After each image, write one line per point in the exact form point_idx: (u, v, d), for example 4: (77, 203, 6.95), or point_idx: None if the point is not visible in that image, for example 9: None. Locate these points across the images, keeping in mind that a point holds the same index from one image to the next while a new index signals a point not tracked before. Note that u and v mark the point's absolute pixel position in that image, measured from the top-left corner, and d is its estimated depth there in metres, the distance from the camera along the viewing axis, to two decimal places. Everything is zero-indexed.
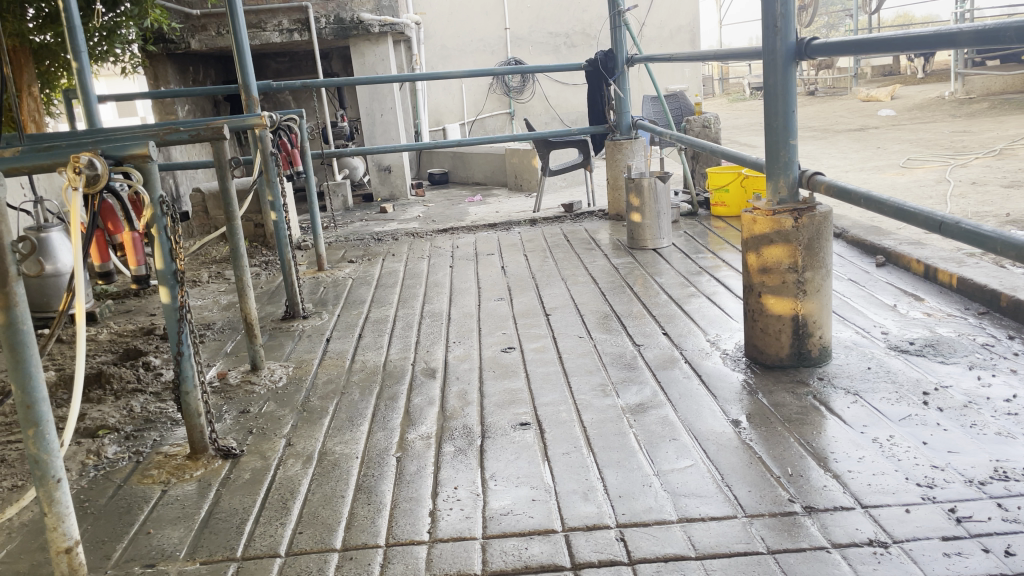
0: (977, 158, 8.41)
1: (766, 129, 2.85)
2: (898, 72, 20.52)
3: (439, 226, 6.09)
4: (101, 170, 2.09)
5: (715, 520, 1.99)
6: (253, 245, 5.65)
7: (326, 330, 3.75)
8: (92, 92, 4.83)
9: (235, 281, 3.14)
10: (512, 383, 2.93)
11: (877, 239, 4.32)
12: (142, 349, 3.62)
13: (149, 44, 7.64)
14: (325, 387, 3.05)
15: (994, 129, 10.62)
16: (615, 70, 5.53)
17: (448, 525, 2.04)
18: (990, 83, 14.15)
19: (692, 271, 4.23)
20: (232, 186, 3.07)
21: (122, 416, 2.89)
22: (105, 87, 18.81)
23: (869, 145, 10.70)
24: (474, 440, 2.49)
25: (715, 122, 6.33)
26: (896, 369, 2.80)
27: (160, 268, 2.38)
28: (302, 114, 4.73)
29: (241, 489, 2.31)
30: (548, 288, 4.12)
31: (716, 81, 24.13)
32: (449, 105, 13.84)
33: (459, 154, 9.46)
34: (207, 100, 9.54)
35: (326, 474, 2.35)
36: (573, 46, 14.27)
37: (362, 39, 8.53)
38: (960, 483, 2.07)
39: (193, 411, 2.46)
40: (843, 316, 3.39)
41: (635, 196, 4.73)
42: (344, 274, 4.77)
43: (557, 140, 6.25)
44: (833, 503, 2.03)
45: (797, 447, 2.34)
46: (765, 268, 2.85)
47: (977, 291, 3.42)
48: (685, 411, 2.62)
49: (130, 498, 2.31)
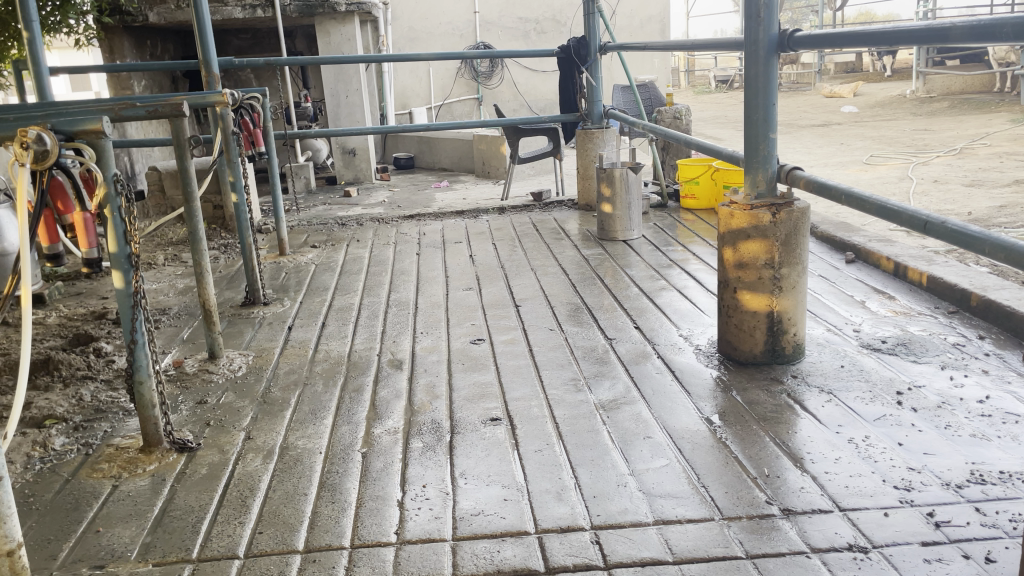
0: (939, 156, 8.51)
1: (746, 121, 2.80)
2: (861, 69, 20.78)
3: (405, 212, 5.97)
4: (51, 145, 2.00)
5: (692, 523, 1.94)
6: (212, 227, 5.48)
7: (287, 318, 3.62)
8: (44, 63, 4.63)
9: (194, 267, 3.00)
10: (482, 376, 2.85)
11: (846, 236, 4.32)
12: (93, 334, 3.45)
13: (105, 15, 7.36)
14: (287, 377, 2.94)
15: (954, 128, 10.79)
16: (587, 57, 5.44)
17: (417, 526, 1.95)
18: (950, 82, 14.35)
19: (662, 264, 4.19)
20: (191, 166, 2.92)
21: (71, 405, 2.74)
22: (59, 59, 18.22)
23: (833, 141, 10.80)
24: (443, 436, 2.41)
25: (686, 114, 6.30)
26: (868, 368, 2.78)
27: (113, 251, 2.25)
28: (265, 92, 4.57)
29: (197, 485, 2.20)
30: (517, 278, 4.05)
31: (681, 73, 24.22)
32: (416, 88, 13.68)
33: (426, 139, 9.32)
34: (165, 76, 9.26)
35: (288, 470, 2.26)
36: (543, 33, 14.15)
37: (328, 18, 8.33)
38: (938, 486, 2.04)
39: (147, 401, 2.35)
40: (815, 312, 3.37)
41: (606, 186, 4.67)
42: (306, 259, 4.64)
43: (527, 128, 6.15)
44: (810, 505, 1.99)
45: (772, 446, 2.30)
46: (742, 263, 2.81)
47: (947, 290, 3.42)
48: (658, 408, 2.57)
49: (79, 494, 2.18)
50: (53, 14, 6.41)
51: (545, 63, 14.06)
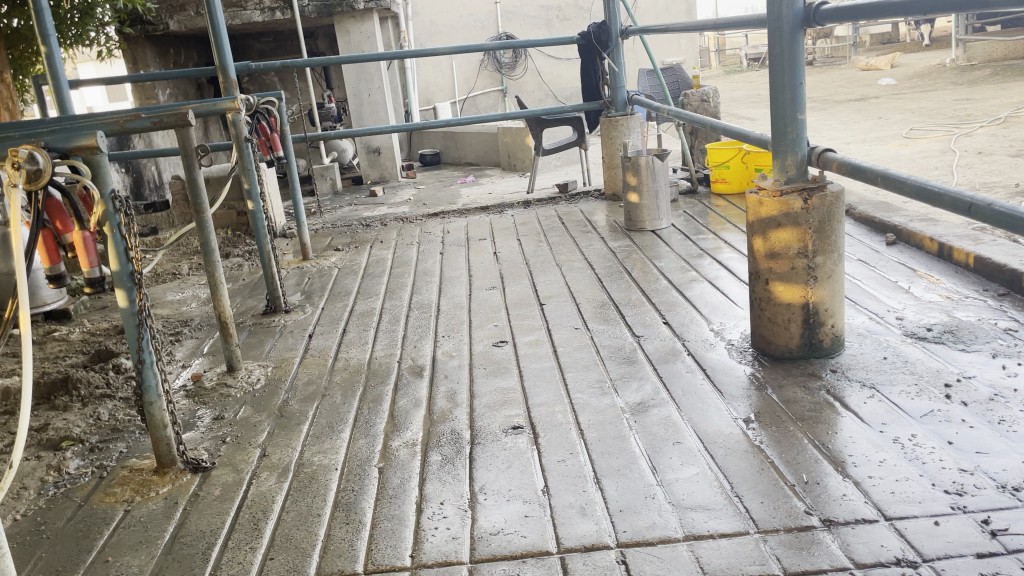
0: (982, 127, 8.17)
1: (772, 103, 2.65)
2: (898, 40, 20.19)
3: (430, 209, 5.88)
4: (44, 164, 1.94)
5: (725, 538, 1.82)
6: (236, 233, 5.48)
7: (309, 326, 3.55)
8: (63, 77, 4.59)
9: (207, 279, 2.94)
10: (503, 381, 2.74)
11: (886, 216, 4.13)
12: (114, 349, 3.42)
13: (125, 25, 7.40)
14: (306, 388, 2.87)
15: (997, 97, 10.38)
16: (609, 43, 5.28)
17: (433, 548, 1.86)
18: (991, 49, 13.81)
19: (692, 254, 4.04)
20: (201, 176, 2.84)
21: (88, 425, 2.70)
22: (93, 70, 18.57)
23: (871, 116, 10.46)
24: (463, 447, 2.31)
25: (714, 96, 6.11)
26: (914, 359, 2.62)
27: (114, 269, 2.19)
28: (282, 95, 4.49)
29: (210, 508, 2.13)
30: (542, 275, 3.93)
31: (711, 53, 23.79)
32: (439, 83, 13.62)
33: (450, 134, 9.23)
34: (189, 83, 9.32)
35: (302, 489, 2.18)
36: (565, 20, 13.94)
37: (347, 16, 8.26)
38: (993, 489, 1.89)
39: (158, 422, 2.29)
40: (854, 300, 3.21)
41: (632, 174, 4.53)
42: (330, 263, 4.58)
43: (550, 118, 6.01)
44: (853, 515, 1.85)
45: (811, 449, 2.16)
46: (773, 252, 2.66)
47: (996, 271, 3.23)
48: (689, 410, 2.44)
49: (89, 520, 2.13)
50: (73, 27, 6.44)
51: (569, 50, 13.89)
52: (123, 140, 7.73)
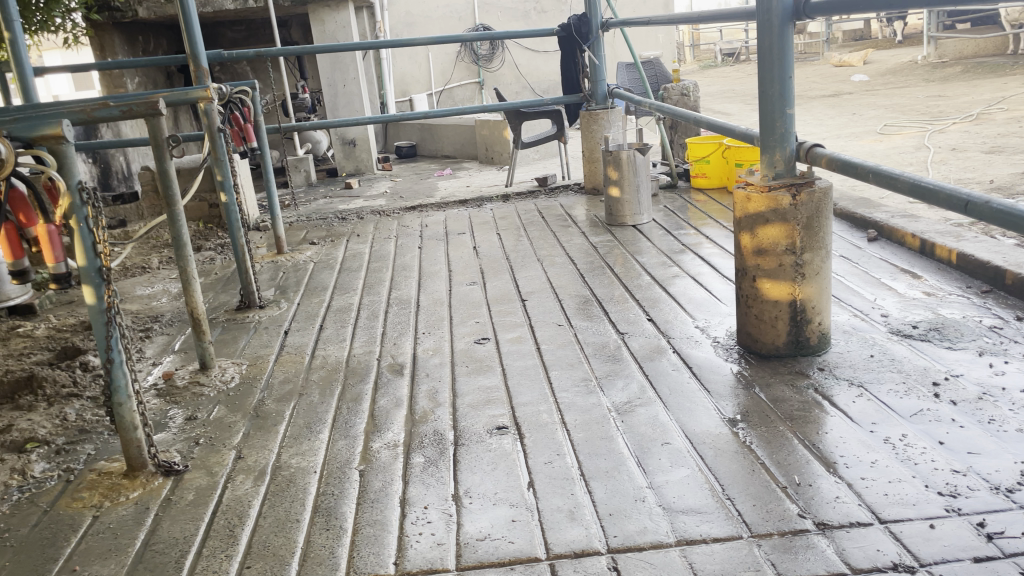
0: (955, 123, 8.23)
1: (761, 97, 2.60)
2: (870, 37, 20.35)
3: (407, 203, 5.79)
4: (6, 153, 1.87)
5: (718, 543, 1.77)
6: (207, 226, 5.36)
7: (284, 322, 3.46)
8: (27, 63, 4.44)
9: (179, 273, 2.84)
10: (486, 380, 2.68)
11: (868, 212, 4.12)
12: (81, 347, 3.31)
13: (92, 12, 7.20)
14: (282, 387, 2.78)
15: (969, 93, 10.48)
16: (589, 35, 5.22)
17: (418, 555, 1.79)
18: (963, 46, 13.94)
19: (674, 249, 4.00)
20: (173, 168, 2.74)
21: (53, 426, 2.59)
22: (59, 59, 18.19)
23: (845, 111, 10.52)
24: (446, 449, 2.25)
25: (694, 90, 6.08)
26: (901, 357, 2.60)
27: (81, 265, 2.09)
28: (256, 85, 4.37)
29: (183, 514, 2.05)
30: (523, 271, 3.87)
31: (686, 47, 23.80)
32: (415, 75, 13.47)
33: (427, 126, 9.12)
34: (159, 72, 9.13)
35: (280, 493, 2.10)
36: (543, 12, 13.87)
37: (321, 5, 8.12)
38: (986, 490, 1.86)
39: (128, 423, 2.20)
40: (839, 297, 3.18)
41: (613, 169, 4.49)
42: (305, 257, 4.48)
43: (529, 111, 5.93)
44: (848, 518, 1.81)
45: (801, 450, 2.12)
46: (760, 249, 2.62)
47: (979, 268, 3.22)
48: (677, 409, 2.39)
49: (56, 526, 2.04)
50: (38, 13, 6.26)
51: (546, 42, 13.82)
52: (90, 129, 7.55)
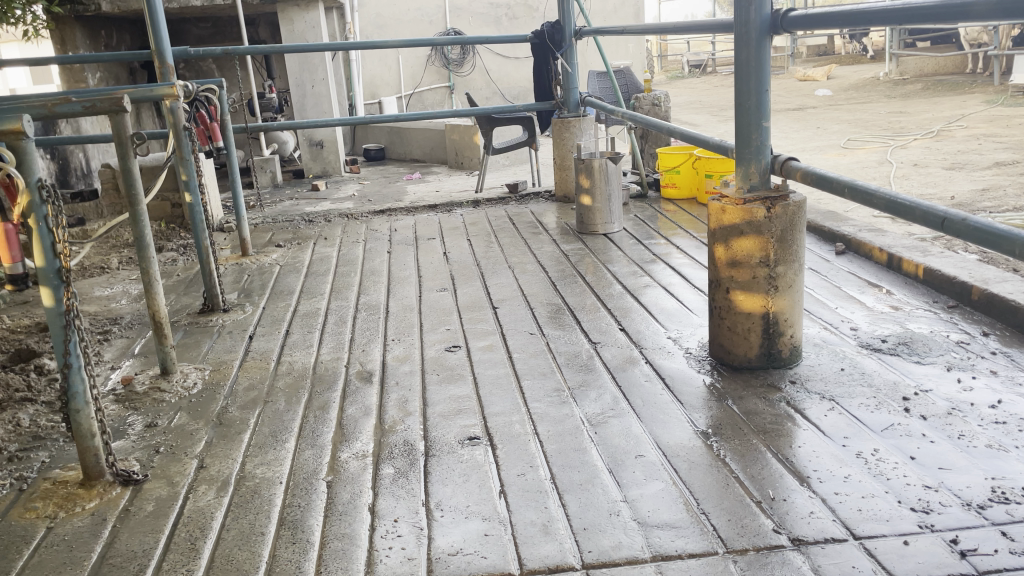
0: (915, 139, 8.39)
1: (738, 109, 2.60)
2: (833, 52, 20.75)
3: (376, 206, 5.73)
4: None
5: (693, 558, 1.75)
6: (169, 226, 5.25)
7: (249, 326, 3.38)
8: None
9: (141, 275, 2.75)
10: (457, 389, 2.63)
11: (835, 226, 4.15)
12: (36, 349, 3.20)
13: (53, 4, 7.02)
14: (246, 394, 2.71)
15: (929, 110, 10.71)
16: (562, 43, 5.25)
17: (387, 569, 1.75)
18: (923, 64, 14.26)
19: (645, 258, 3.99)
20: (136, 166, 2.66)
21: (6, 432, 2.49)
22: (17, 50, 17.73)
23: (809, 125, 10.67)
24: (417, 459, 2.20)
25: (665, 100, 6.12)
26: (871, 371, 2.61)
27: (40, 266, 2.01)
28: (223, 84, 4.28)
29: (142, 525, 1.97)
30: (494, 278, 3.83)
31: (654, 58, 24.03)
32: (385, 77, 13.37)
33: (396, 129, 9.05)
34: (121, 67, 8.94)
35: (243, 505, 2.03)
36: (514, 19, 13.89)
37: (290, 4, 8.02)
38: (958, 507, 1.87)
39: (85, 431, 2.11)
40: (809, 309, 3.20)
41: (585, 177, 4.47)
42: (270, 260, 4.39)
43: (500, 116, 5.90)
44: (822, 534, 1.81)
45: (774, 463, 2.12)
46: (734, 261, 2.62)
47: (946, 282, 3.26)
48: (650, 421, 2.37)
49: (7, 538, 1.95)
50: None
51: (516, 49, 13.83)
52: (49, 124, 7.35)
